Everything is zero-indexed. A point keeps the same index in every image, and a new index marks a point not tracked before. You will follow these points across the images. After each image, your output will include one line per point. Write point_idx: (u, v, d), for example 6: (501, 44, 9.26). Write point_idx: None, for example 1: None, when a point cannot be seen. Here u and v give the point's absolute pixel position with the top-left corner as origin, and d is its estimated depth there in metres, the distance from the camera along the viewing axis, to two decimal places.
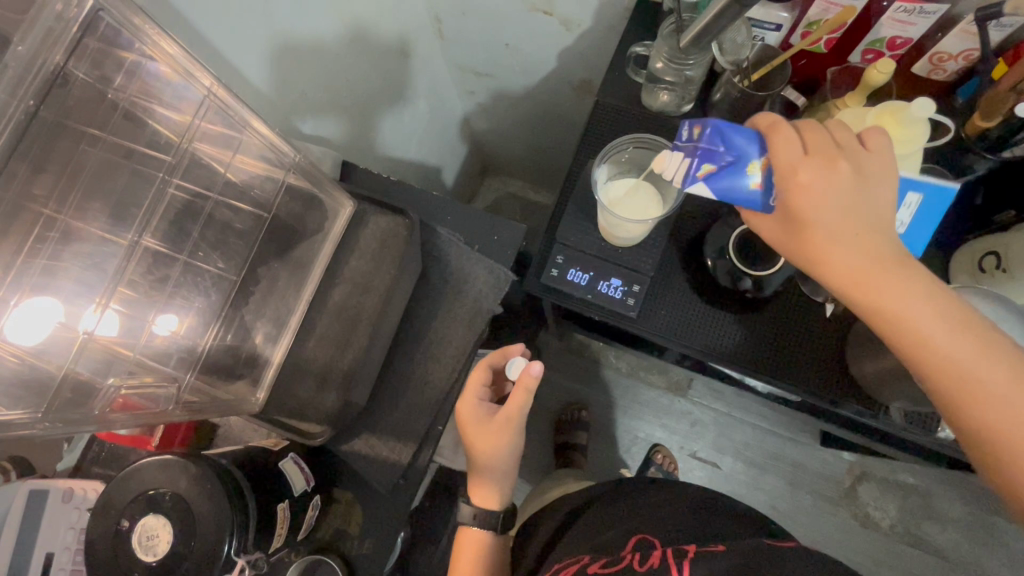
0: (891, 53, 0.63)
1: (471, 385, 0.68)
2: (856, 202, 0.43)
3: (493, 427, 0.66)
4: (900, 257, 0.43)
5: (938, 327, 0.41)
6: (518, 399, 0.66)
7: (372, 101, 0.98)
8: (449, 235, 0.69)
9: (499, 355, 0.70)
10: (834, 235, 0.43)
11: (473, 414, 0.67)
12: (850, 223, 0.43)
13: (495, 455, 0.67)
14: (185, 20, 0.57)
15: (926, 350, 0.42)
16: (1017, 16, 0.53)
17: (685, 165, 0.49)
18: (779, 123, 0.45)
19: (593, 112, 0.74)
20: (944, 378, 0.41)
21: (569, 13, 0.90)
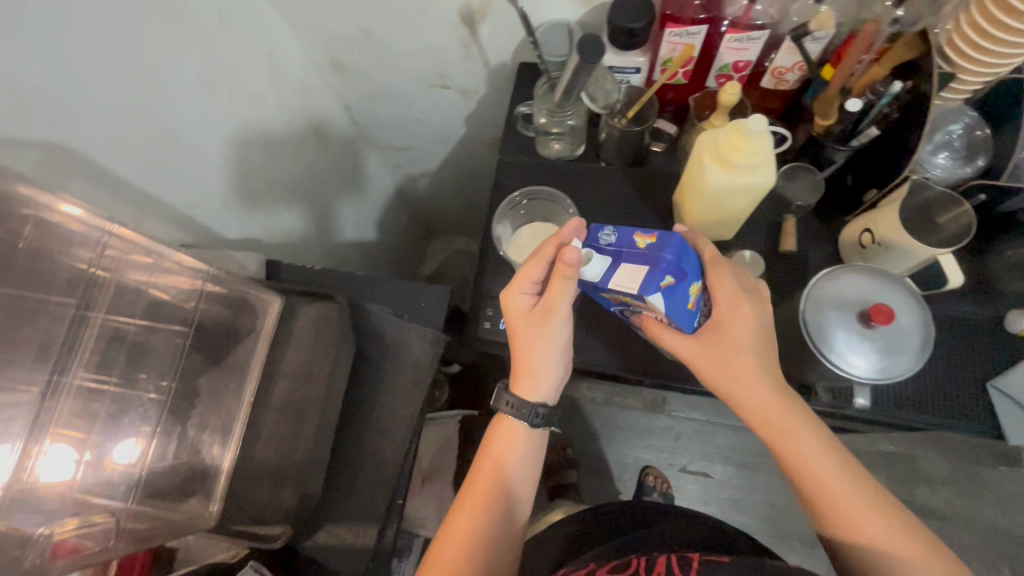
0: (738, 75, 0.71)
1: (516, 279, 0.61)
2: (759, 353, 0.57)
3: (537, 330, 0.60)
4: (791, 399, 0.57)
5: (820, 457, 0.54)
6: (562, 287, 0.58)
7: (299, 194, 1.02)
8: (379, 309, 0.70)
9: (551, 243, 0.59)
10: (736, 374, 0.57)
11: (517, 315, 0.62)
12: (759, 363, 0.57)
13: (538, 354, 0.61)
14: (91, 161, 0.60)
15: (813, 475, 0.54)
16: (825, 29, 0.60)
17: (643, 273, 0.53)
18: (718, 258, 0.58)
19: (499, 170, 0.79)
20: (828, 503, 0.53)
21: (464, 84, 0.98)
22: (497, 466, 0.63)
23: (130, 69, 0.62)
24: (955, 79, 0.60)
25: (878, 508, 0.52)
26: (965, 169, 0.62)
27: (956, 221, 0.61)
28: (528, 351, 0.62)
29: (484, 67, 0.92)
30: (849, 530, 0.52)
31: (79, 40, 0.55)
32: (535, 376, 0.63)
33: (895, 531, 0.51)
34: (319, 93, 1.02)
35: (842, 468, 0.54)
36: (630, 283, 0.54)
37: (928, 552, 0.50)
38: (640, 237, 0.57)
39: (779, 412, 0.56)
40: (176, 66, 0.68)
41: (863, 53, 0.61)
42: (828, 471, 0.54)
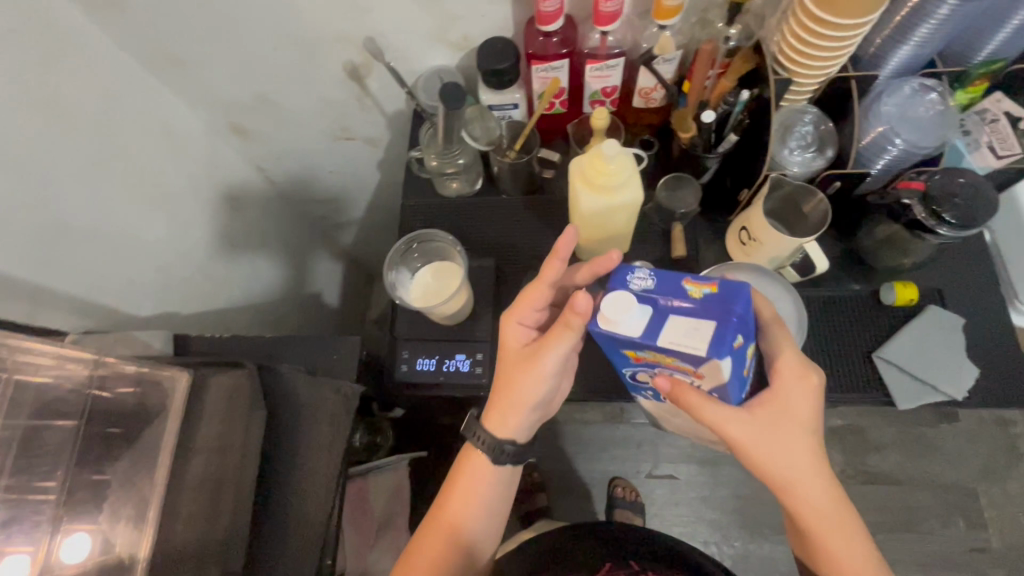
0: (609, 99, 0.74)
1: (519, 304, 0.61)
2: (813, 428, 0.55)
3: (526, 369, 0.60)
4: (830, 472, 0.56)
5: (847, 535, 0.56)
6: (559, 335, 0.56)
7: (218, 260, 1.01)
8: (291, 369, 0.69)
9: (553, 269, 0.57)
10: (783, 448, 0.54)
11: (512, 343, 0.63)
12: (811, 441, 0.55)
13: (524, 393, 0.61)
14: None
15: (839, 551, 0.56)
16: (669, 53, 0.65)
17: (713, 330, 0.44)
18: (780, 322, 0.55)
19: (403, 214, 0.81)
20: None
21: (367, 133, 1.00)
22: (452, 528, 0.64)
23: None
24: (793, 83, 0.65)
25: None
26: (818, 159, 0.66)
27: (818, 209, 0.66)
28: (508, 389, 0.62)
29: (382, 116, 0.94)
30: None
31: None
32: (508, 415, 0.63)
33: None
34: (226, 160, 1.02)
35: (863, 546, 0.56)
36: (694, 343, 0.44)
37: None
38: (692, 284, 0.47)
39: (824, 492, 0.55)
40: (61, 156, 0.69)
41: (709, 70, 0.65)
42: (851, 547, 0.56)
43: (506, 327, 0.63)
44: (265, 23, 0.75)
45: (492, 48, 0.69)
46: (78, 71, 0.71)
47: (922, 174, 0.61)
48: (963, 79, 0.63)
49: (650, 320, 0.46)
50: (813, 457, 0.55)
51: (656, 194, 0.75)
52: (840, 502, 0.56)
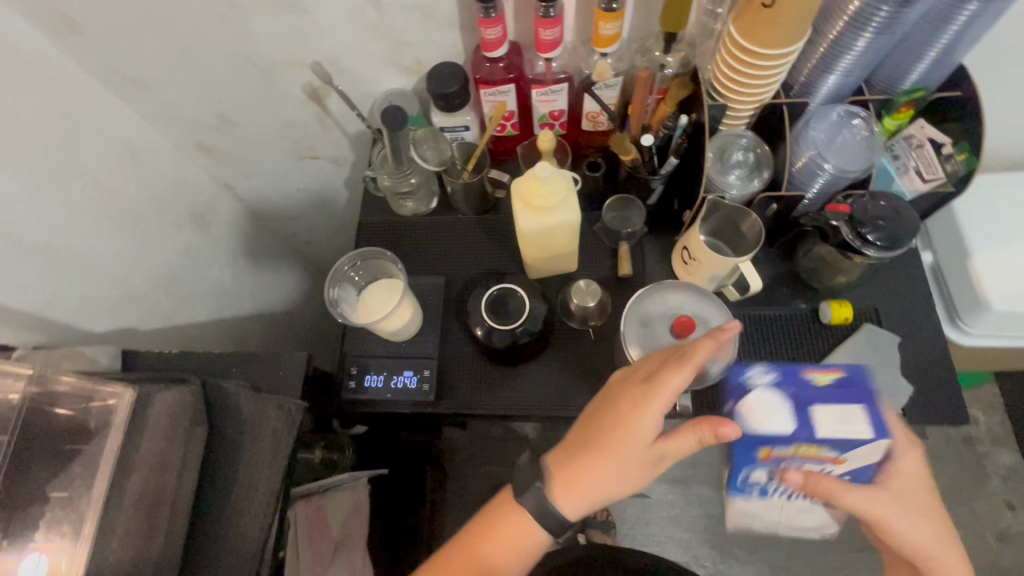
0: (558, 122, 0.77)
1: (660, 395, 0.52)
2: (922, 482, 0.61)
3: (644, 461, 0.54)
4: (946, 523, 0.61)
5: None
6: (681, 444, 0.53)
7: (181, 277, 1.01)
8: (237, 385, 0.69)
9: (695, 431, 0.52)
10: (912, 523, 0.60)
11: (639, 430, 0.53)
12: (923, 503, 0.61)
13: (614, 483, 0.55)
14: None
15: None
16: (609, 78, 0.68)
17: (869, 410, 0.53)
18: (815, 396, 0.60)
19: (358, 232, 0.82)
20: None
21: (332, 153, 1.02)
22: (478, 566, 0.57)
23: None
24: (729, 108, 0.68)
25: None
26: (753, 183, 0.69)
27: (752, 228, 0.68)
28: (615, 474, 0.54)
29: (345, 137, 0.97)
30: None
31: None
32: (587, 497, 0.55)
33: None
34: (192, 178, 1.04)
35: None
36: (859, 431, 0.51)
37: None
38: (817, 375, 0.57)
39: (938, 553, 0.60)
40: (16, 173, 0.69)
41: (647, 93, 0.68)
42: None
43: (642, 417, 0.53)
44: (225, 46, 0.77)
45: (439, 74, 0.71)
46: (37, 92, 0.72)
47: (849, 198, 0.63)
48: (889, 105, 0.66)
49: (796, 415, 0.53)
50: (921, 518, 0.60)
51: (603, 215, 0.77)
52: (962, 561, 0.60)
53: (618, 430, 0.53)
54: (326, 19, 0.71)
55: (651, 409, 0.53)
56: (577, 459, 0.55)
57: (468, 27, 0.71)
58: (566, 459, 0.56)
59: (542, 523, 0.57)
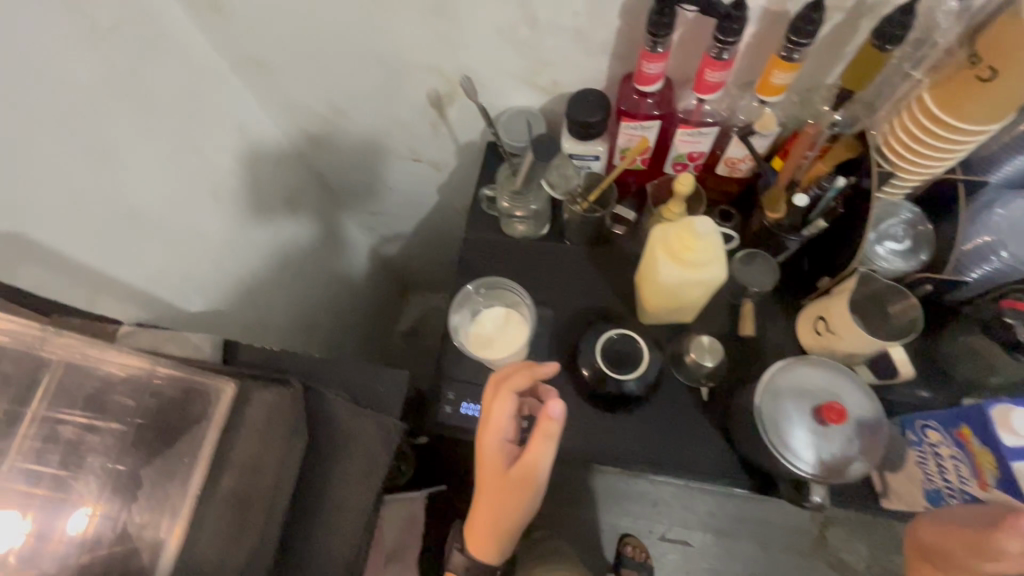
0: (693, 163, 0.73)
1: (491, 425, 0.59)
2: None
3: (513, 486, 0.58)
4: None
5: None
6: (541, 447, 0.57)
7: (266, 261, 1.01)
8: (335, 394, 0.68)
9: (546, 417, 0.57)
10: None
11: (490, 459, 0.59)
12: None
13: (505, 517, 0.60)
14: (44, 246, 0.60)
15: None
16: (769, 130, 0.63)
17: None
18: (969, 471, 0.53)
19: (463, 247, 0.80)
20: None
21: (435, 158, 1.00)
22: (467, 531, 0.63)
23: (91, 148, 0.63)
24: (895, 177, 0.63)
25: None
26: (910, 262, 0.64)
27: (907, 313, 0.62)
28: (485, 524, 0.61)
29: (453, 144, 0.94)
30: None
31: (36, 131, 0.57)
32: (486, 540, 0.62)
33: None
34: (291, 163, 1.03)
35: None
36: None
37: None
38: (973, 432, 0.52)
39: None
40: (145, 149, 0.70)
41: (807, 150, 0.63)
42: None
43: (485, 443, 0.59)
44: (357, 45, 0.76)
45: (585, 95, 0.68)
46: (169, 70, 0.72)
47: None
48: None
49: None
50: None
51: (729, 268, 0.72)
52: None
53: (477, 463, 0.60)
54: (471, 33, 0.68)
55: (501, 416, 0.59)
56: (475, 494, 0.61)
57: (619, 57, 0.67)
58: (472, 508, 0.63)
59: (460, 556, 0.65)
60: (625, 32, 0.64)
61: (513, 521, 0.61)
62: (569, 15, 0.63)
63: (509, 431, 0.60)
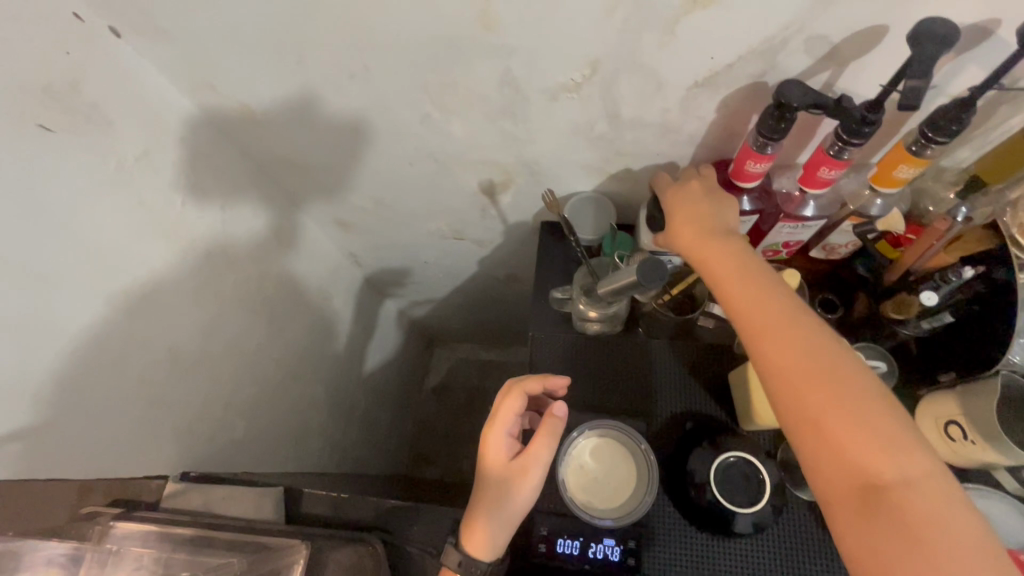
0: (787, 249, 0.66)
1: (498, 418, 0.59)
2: (867, 417, 0.43)
3: (516, 475, 0.57)
4: (885, 423, 0.43)
5: (893, 471, 0.42)
6: (542, 445, 0.58)
7: (301, 359, 0.93)
8: (419, 547, 0.60)
9: (536, 384, 0.61)
10: (816, 364, 0.45)
11: (493, 458, 0.59)
12: (857, 421, 0.43)
13: (515, 500, 0.57)
14: (77, 420, 0.53)
15: (815, 400, 0.45)
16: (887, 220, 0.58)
17: None
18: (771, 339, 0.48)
19: (533, 350, 0.73)
20: (834, 464, 0.43)
21: (478, 236, 0.93)
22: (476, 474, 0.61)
23: (121, 298, 0.56)
24: None
25: (888, 438, 0.43)
26: None
27: None
28: (492, 484, 0.57)
29: (502, 224, 0.87)
30: (835, 453, 0.43)
31: (63, 298, 0.50)
32: (485, 524, 0.56)
33: (902, 458, 0.42)
34: (323, 249, 0.96)
35: (886, 443, 0.43)
36: None
37: (880, 440, 0.43)
38: None
39: (881, 498, 0.42)
40: (172, 283, 0.63)
41: (934, 239, 0.58)
42: (885, 463, 0.42)
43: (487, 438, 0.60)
44: (407, 141, 0.69)
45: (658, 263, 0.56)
46: (200, 187, 0.66)
47: None
48: None
49: None
50: (868, 436, 0.43)
51: None
52: (918, 470, 0.42)
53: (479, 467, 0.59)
54: (541, 130, 0.61)
55: (498, 433, 0.59)
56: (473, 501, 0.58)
57: (708, 148, 0.61)
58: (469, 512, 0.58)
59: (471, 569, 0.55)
60: (721, 126, 0.57)
61: (507, 524, 0.57)
62: (660, 112, 0.56)
63: (512, 428, 0.60)
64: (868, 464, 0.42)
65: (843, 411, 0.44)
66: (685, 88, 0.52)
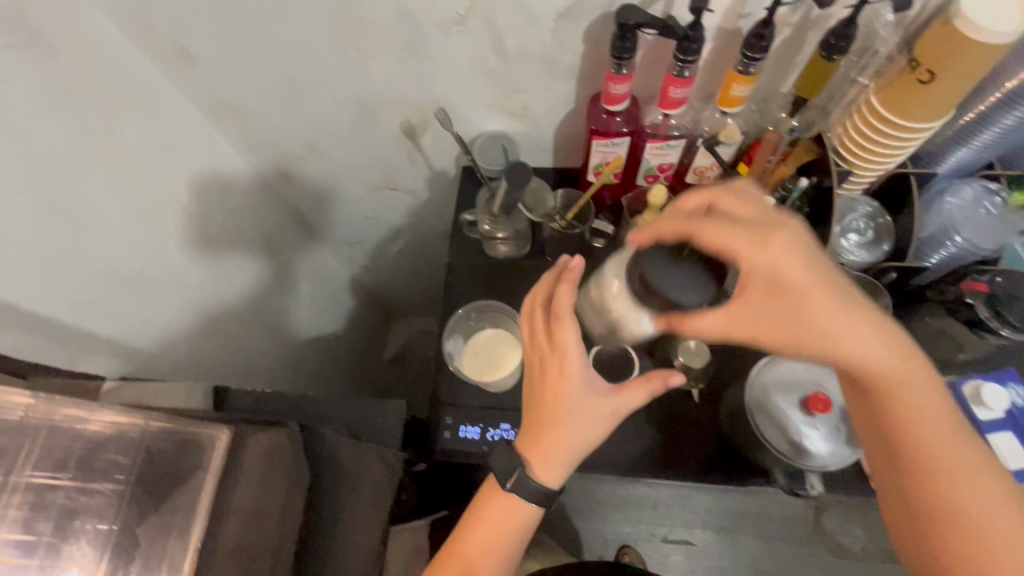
0: (664, 174, 0.76)
1: (564, 321, 0.56)
2: (971, 445, 0.49)
3: (594, 414, 0.55)
4: (979, 467, 0.48)
5: (973, 480, 0.48)
6: (638, 388, 0.57)
7: (249, 301, 0.99)
8: (334, 431, 0.67)
9: (566, 285, 0.57)
10: (932, 400, 0.49)
11: (565, 387, 0.55)
12: (961, 461, 0.48)
13: (576, 448, 0.56)
14: (16, 308, 0.59)
15: (920, 434, 0.49)
16: (732, 139, 0.66)
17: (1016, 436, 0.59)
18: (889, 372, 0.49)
19: (449, 273, 0.81)
20: (918, 459, 0.49)
21: (411, 185, 1.01)
22: (538, 414, 0.57)
23: (60, 209, 0.62)
24: (852, 175, 0.66)
25: (983, 477, 0.48)
26: (874, 253, 0.67)
27: None
28: (557, 420, 0.56)
29: (429, 171, 0.96)
30: (937, 479, 0.49)
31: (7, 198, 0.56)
32: (555, 455, 0.56)
33: (990, 498, 0.48)
34: (267, 200, 1.03)
35: (990, 497, 0.48)
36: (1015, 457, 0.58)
37: (991, 476, 0.48)
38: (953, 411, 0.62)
39: (965, 508, 0.48)
40: (114, 201, 0.69)
41: (771, 155, 0.66)
42: (972, 500, 0.48)
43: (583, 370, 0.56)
44: (332, 83, 0.77)
45: (673, 270, 0.50)
46: (143, 122, 0.73)
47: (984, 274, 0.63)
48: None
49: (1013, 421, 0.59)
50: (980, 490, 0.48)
51: None
52: (986, 484, 0.48)
53: (553, 400, 0.55)
54: (443, 66, 0.70)
55: (576, 349, 0.56)
56: (542, 433, 0.56)
57: (586, 79, 0.70)
58: (531, 441, 0.57)
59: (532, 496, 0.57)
60: (591, 56, 0.67)
61: (575, 459, 0.57)
62: (538, 44, 0.65)
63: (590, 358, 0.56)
64: (967, 499, 0.48)
65: (949, 442, 0.49)
66: (553, 19, 0.62)
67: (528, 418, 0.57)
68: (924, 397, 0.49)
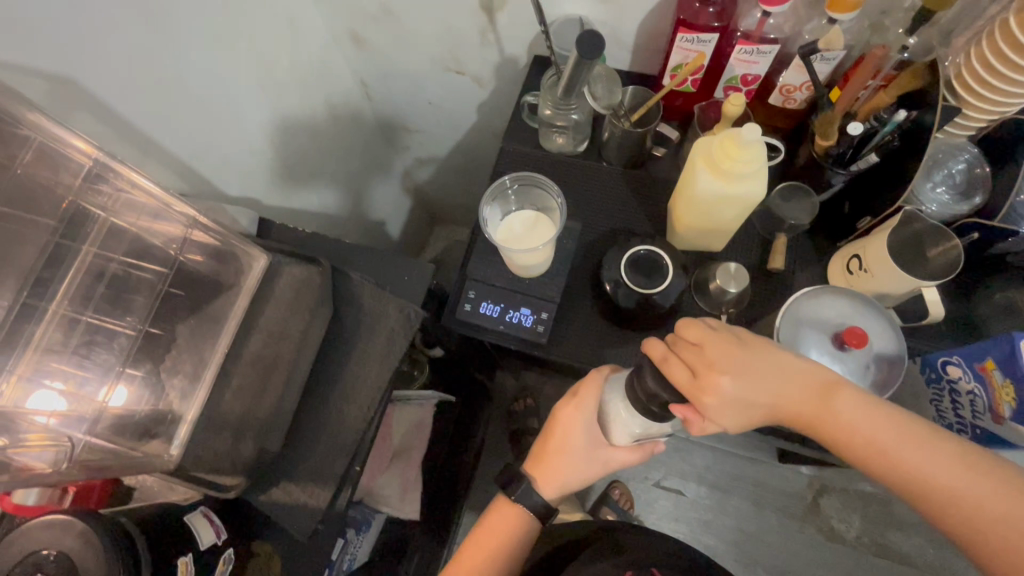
0: (746, 88, 0.71)
1: (576, 427, 0.65)
2: (919, 431, 0.50)
3: (591, 461, 0.66)
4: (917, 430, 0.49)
5: (935, 464, 0.48)
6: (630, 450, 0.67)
7: (304, 160, 1.01)
8: (361, 278, 0.70)
9: (585, 413, 0.64)
10: (854, 407, 0.51)
11: (575, 447, 0.66)
12: (913, 442, 0.49)
13: (574, 478, 0.67)
14: (96, 97, 0.60)
15: (856, 441, 0.51)
16: (833, 49, 0.61)
17: None
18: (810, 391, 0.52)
19: (499, 156, 0.79)
20: (874, 460, 0.50)
21: (478, 71, 0.98)
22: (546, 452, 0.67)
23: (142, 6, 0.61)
24: (961, 114, 0.59)
25: (938, 452, 0.48)
26: (961, 205, 0.62)
27: (945, 255, 0.60)
28: (566, 458, 0.66)
29: (498, 56, 0.93)
30: (907, 479, 0.49)
31: None
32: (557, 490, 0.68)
33: (962, 472, 0.47)
34: (334, 63, 1.02)
35: (955, 466, 0.48)
36: None
37: (944, 447, 0.48)
38: (986, 367, 0.56)
39: (942, 490, 0.48)
40: (190, 16, 0.68)
41: (870, 79, 0.60)
42: (944, 477, 0.48)
43: (587, 430, 0.65)
44: None
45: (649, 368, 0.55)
46: None
47: None
48: None
49: None
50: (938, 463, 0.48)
51: (767, 200, 0.71)
52: (953, 463, 0.48)
53: (560, 447, 0.66)
54: None
55: (586, 431, 0.65)
56: (547, 465, 0.67)
57: None
58: (537, 469, 0.68)
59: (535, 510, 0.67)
60: None
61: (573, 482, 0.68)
62: None
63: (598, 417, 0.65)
64: (941, 481, 0.48)
65: (883, 433, 0.50)
66: None
67: (536, 460, 0.68)
68: (833, 402, 0.52)
